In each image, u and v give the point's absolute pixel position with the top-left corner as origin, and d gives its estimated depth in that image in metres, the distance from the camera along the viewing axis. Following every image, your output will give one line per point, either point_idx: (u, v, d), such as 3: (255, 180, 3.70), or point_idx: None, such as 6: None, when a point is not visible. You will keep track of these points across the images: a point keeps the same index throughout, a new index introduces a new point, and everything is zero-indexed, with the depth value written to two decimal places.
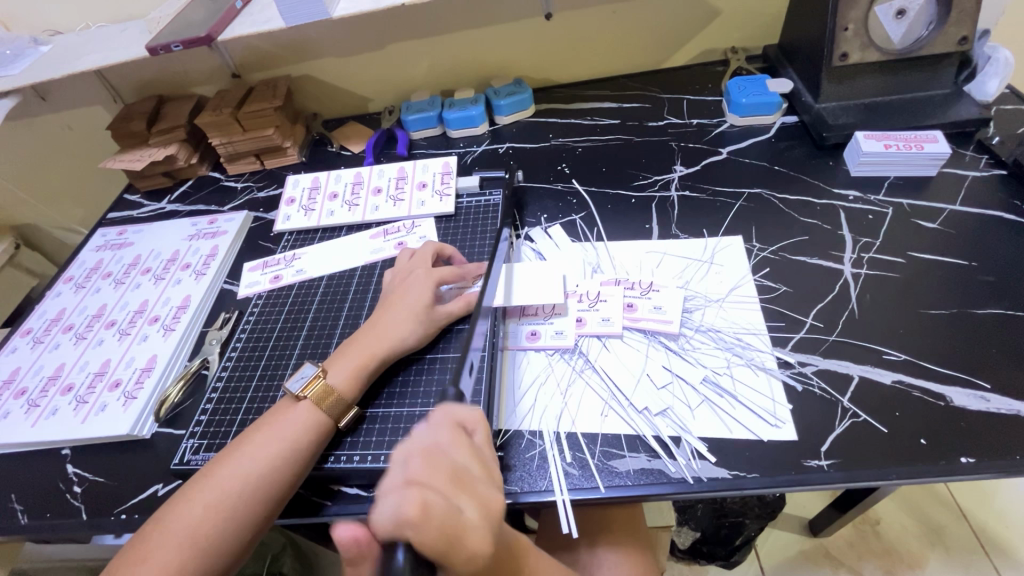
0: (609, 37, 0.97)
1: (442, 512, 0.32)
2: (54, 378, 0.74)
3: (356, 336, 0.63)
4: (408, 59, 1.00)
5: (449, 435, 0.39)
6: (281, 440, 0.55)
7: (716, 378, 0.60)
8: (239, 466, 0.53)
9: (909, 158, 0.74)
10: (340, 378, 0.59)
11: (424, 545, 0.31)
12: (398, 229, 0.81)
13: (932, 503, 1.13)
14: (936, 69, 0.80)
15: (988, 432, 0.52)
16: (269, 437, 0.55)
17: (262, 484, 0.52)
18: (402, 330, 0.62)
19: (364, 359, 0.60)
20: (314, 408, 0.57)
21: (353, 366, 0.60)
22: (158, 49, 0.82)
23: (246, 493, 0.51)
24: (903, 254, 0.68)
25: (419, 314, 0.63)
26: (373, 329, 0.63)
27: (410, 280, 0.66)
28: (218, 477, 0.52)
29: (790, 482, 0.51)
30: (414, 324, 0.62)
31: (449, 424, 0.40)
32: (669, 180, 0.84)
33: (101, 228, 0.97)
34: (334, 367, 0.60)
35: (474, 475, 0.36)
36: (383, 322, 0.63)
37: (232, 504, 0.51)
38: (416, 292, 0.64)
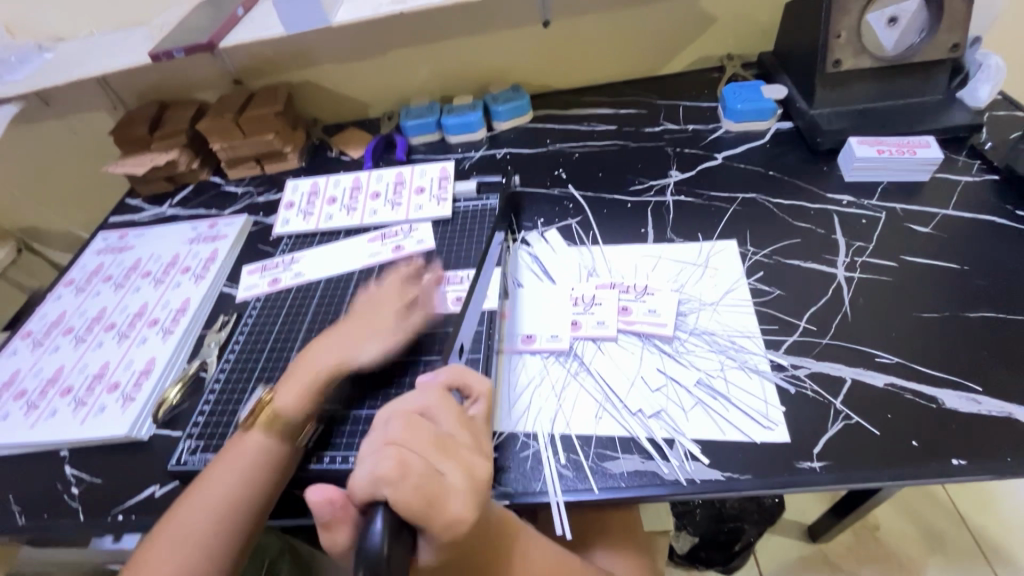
0: (606, 44, 0.99)
1: (422, 473, 0.33)
2: (54, 380, 0.74)
3: (301, 359, 0.62)
4: (407, 65, 1.01)
5: (437, 403, 0.40)
6: (243, 469, 0.55)
7: (709, 381, 0.60)
8: (207, 500, 0.53)
9: (902, 163, 0.75)
10: (288, 399, 0.58)
11: (400, 500, 0.32)
12: (396, 233, 0.82)
13: (932, 509, 1.13)
14: (928, 75, 0.81)
15: (979, 434, 0.52)
16: (229, 471, 0.55)
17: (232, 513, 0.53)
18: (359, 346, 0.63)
19: (308, 379, 0.60)
20: (265, 432, 0.57)
21: (299, 388, 0.59)
22: (160, 56, 0.83)
23: (220, 520, 0.52)
24: (896, 258, 0.68)
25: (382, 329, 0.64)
26: (319, 349, 0.63)
27: (366, 304, 0.67)
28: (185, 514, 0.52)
29: (783, 484, 0.51)
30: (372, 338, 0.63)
31: (439, 394, 0.42)
32: (664, 185, 0.84)
33: (102, 231, 0.98)
34: (281, 390, 0.60)
35: (460, 447, 0.37)
36: (335, 339, 0.63)
37: (196, 541, 0.51)
38: (378, 310, 0.66)
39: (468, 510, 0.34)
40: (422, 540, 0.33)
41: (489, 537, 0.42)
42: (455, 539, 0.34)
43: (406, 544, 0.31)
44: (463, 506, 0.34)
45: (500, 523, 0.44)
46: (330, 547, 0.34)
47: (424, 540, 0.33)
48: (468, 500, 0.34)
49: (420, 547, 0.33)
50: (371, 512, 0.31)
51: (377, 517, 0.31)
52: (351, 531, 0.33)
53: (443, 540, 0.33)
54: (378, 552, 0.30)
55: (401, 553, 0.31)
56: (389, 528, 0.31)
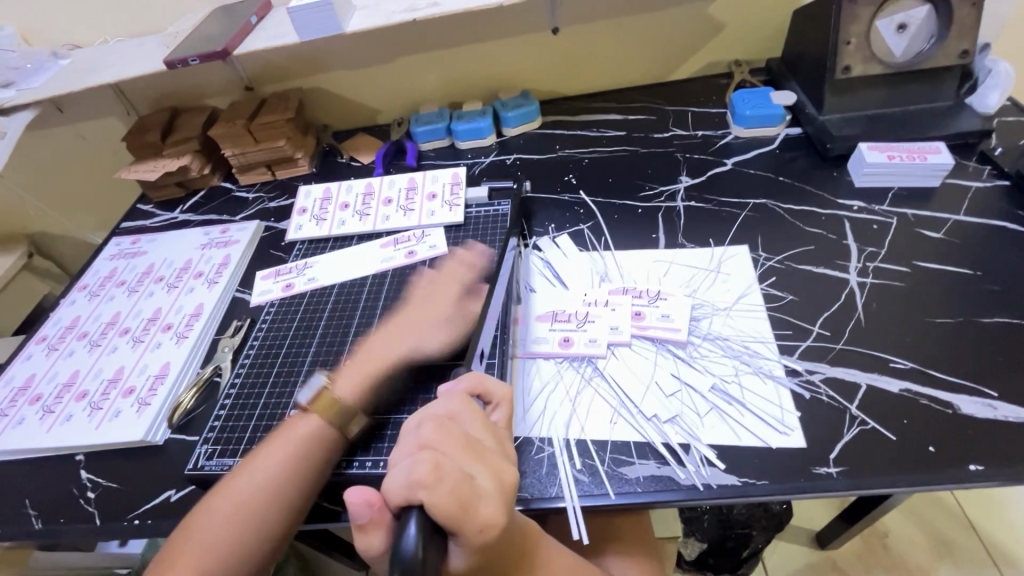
0: (615, 51, 0.99)
1: (454, 477, 0.34)
2: (69, 385, 0.75)
3: (363, 354, 0.65)
4: (417, 72, 1.02)
5: (461, 407, 0.41)
6: (292, 450, 0.55)
7: (724, 386, 0.60)
8: (251, 482, 0.53)
9: (912, 169, 0.75)
10: (345, 388, 0.61)
11: (435, 504, 0.32)
12: (408, 239, 0.82)
13: (941, 516, 1.12)
14: (937, 82, 0.81)
15: (995, 440, 0.52)
16: (276, 452, 0.56)
17: (277, 499, 0.53)
18: (423, 338, 0.66)
19: (368, 371, 0.63)
20: (319, 418, 0.58)
21: (358, 377, 0.62)
22: (175, 63, 0.84)
23: (265, 501, 0.53)
24: (908, 264, 0.68)
25: (439, 322, 0.67)
26: (381, 344, 0.66)
27: (431, 294, 0.70)
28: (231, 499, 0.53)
29: (799, 490, 0.51)
30: (434, 328, 0.66)
31: (462, 399, 0.42)
32: (675, 191, 0.85)
33: (115, 237, 0.99)
34: (341, 379, 0.62)
35: (489, 452, 0.37)
36: (401, 334, 0.67)
37: (251, 515, 0.52)
38: (431, 299, 0.69)
39: (498, 513, 0.34)
40: (454, 544, 0.34)
41: (517, 542, 0.42)
42: (487, 542, 0.34)
43: (439, 548, 0.32)
44: (493, 511, 0.34)
45: (524, 531, 0.44)
46: (363, 550, 0.34)
47: (455, 543, 0.33)
48: (498, 504, 0.34)
49: (452, 551, 0.34)
50: (405, 516, 0.32)
51: (410, 521, 0.31)
52: (386, 535, 0.33)
53: (474, 544, 0.34)
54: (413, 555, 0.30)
55: (434, 555, 0.31)
56: (424, 532, 0.31)
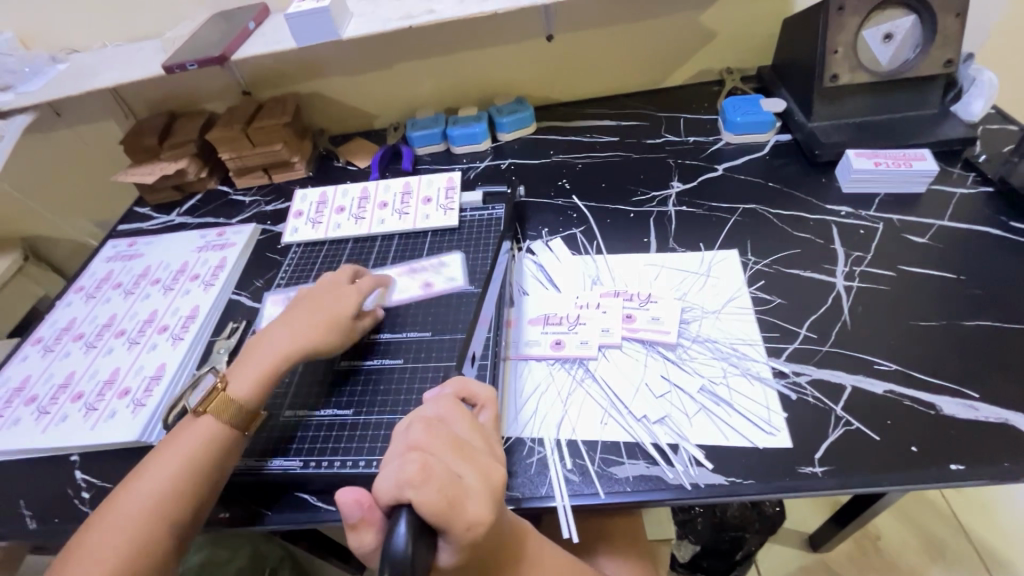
0: (608, 58, 1.01)
1: (443, 477, 0.34)
2: (64, 386, 0.75)
3: (254, 348, 0.65)
4: (413, 78, 1.03)
5: (450, 411, 0.42)
6: (189, 450, 0.57)
7: (712, 387, 0.61)
8: (153, 479, 0.55)
9: (899, 175, 0.77)
10: (242, 387, 0.61)
11: (423, 503, 0.32)
12: (425, 268, 0.78)
13: (931, 518, 1.13)
14: (922, 90, 0.83)
15: (976, 440, 0.53)
16: (173, 449, 0.57)
17: (173, 495, 0.55)
18: (309, 336, 0.64)
19: (268, 368, 0.62)
20: (217, 418, 0.59)
21: (255, 375, 0.62)
22: (173, 68, 0.85)
23: (166, 496, 0.54)
24: (894, 268, 0.70)
25: (338, 326, 0.66)
26: (274, 338, 0.65)
27: (331, 292, 0.69)
28: (131, 494, 0.54)
29: (785, 489, 0.52)
30: (324, 331, 0.65)
31: (450, 402, 0.44)
32: (666, 196, 0.86)
33: (112, 239, 0.99)
34: (235, 378, 0.62)
35: (476, 452, 0.38)
36: (287, 330, 0.65)
37: (153, 507, 0.54)
38: (341, 304, 0.67)
39: (486, 512, 0.35)
40: (444, 542, 0.34)
41: (506, 540, 0.43)
42: (477, 540, 0.34)
43: (429, 546, 0.32)
44: (482, 509, 0.34)
45: (514, 529, 0.45)
46: (356, 548, 0.35)
47: (445, 541, 0.34)
48: (486, 502, 0.35)
49: (442, 549, 0.34)
50: (396, 515, 0.32)
51: (401, 519, 0.32)
52: (378, 533, 0.34)
53: (464, 542, 0.34)
54: (404, 553, 0.30)
55: (423, 552, 0.32)
56: (414, 530, 0.31)
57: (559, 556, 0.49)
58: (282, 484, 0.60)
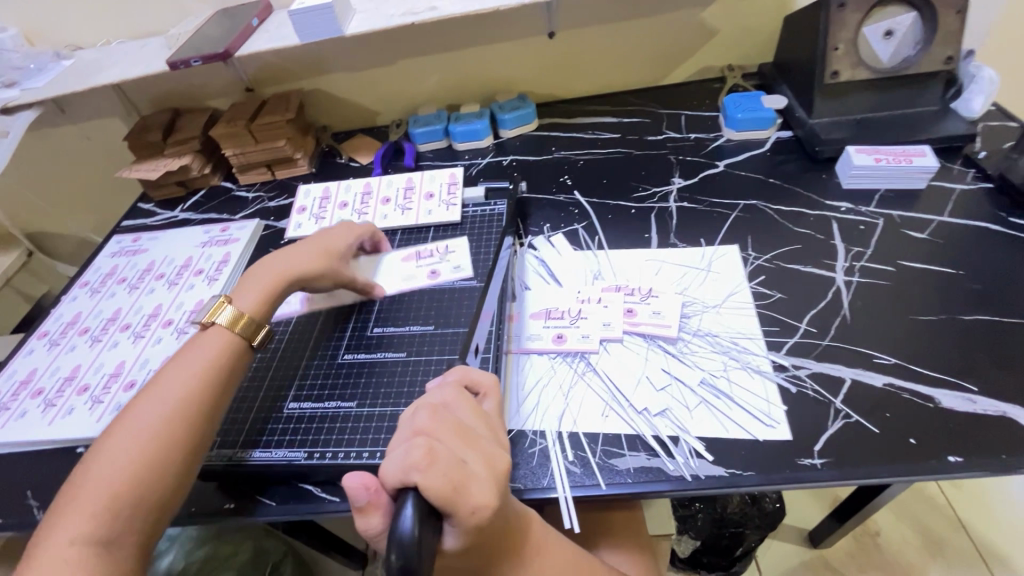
0: (610, 55, 1.01)
1: (448, 462, 0.35)
2: (70, 379, 0.76)
3: (258, 267, 0.69)
4: (415, 75, 1.04)
5: (454, 398, 0.42)
6: (200, 362, 0.58)
7: (713, 380, 0.62)
8: (165, 391, 0.55)
9: (899, 171, 0.77)
10: (249, 302, 0.65)
11: (429, 487, 0.33)
12: (430, 254, 0.80)
13: (931, 514, 1.14)
14: (923, 87, 0.84)
15: (974, 432, 0.54)
16: (186, 362, 0.58)
17: (190, 403, 0.55)
18: (309, 258, 0.70)
19: (272, 284, 0.67)
20: (226, 330, 0.61)
21: (261, 291, 0.66)
22: (178, 64, 0.86)
23: (186, 401, 0.55)
24: (893, 263, 0.70)
25: (334, 253, 0.72)
26: (279, 259, 0.69)
27: (327, 230, 0.75)
28: (144, 407, 0.54)
29: (784, 480, 0.53)
30: (322, 256, 0.71)
31: (454, 389, 0.44)
32: (668, 192, 0.86)
33: (116, 235, 1.00)
34: (241, 294, 0.65)
35: (480, 438, 0.39)
36: (289, 253, 0.70)
37: (173, 411, 0.54)
38: (336, 236, 0.74)
39: (490, 496, 0.35)
40: (449, 525, 0.35)
41: (511, 527, 0.44)
42: (480, 524, 0.35)
43: (434, 530, 0.33)
44: (486, 495, 0.35)
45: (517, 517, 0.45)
46: (363, 532, 0.35)
47: (450, 525, 0.35)
48: (490, 488, 0.36)
49: (447, 532, 0.35)
50: (402, 498, 0.33)
51: (407, 502, 0.32)
52: (385, 518, 0.34)
53: (468, 526, 0.35)
54: (411, 535, 0.31)
55: (429, 535, 0.32)
56: (421, 513, 0.32)
57: (563, 546, 0.49)
58: (286, 476, 0.61)
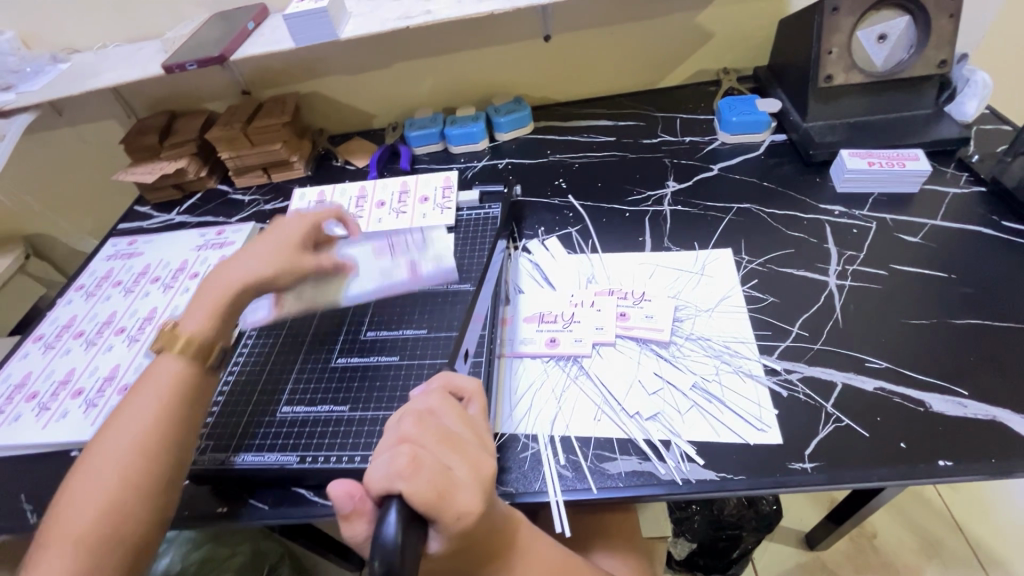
0: (605, 59, 1.02)
1: (433, 469, 0.35)
2: (64, 382, 0.76)
3: (205, 284, 0.64)
4: (411, 78, 1.04)
5: (440, 404, 0.42)
6: (159, 390, 0.56)
7: (704, 384, 0.62)
8: (127, 423, 0.54)
9: (893, 175, 0.77)
10: (195, 320, 0.60)
11: (413, 495, 0.33)
12: (407, 247, 0.78)
13: (927, 516, 1.14)
14: (917, 90, 0.84)
15: (964, 436, 0.54)
16: (158, 383, 0.57)
17: (150, 434, 0.53)
18: (256, 264, 0.64)
19: (218, 300, 0.62)
20: (177, 358, 0.58)
21: (207, 308, 0.61)
22: (173, 68, 0.86)
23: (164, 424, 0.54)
24: (886, 267, 0.70)
25: (284, 251, 0.65)
26: (226, 270, 0.64)
27: (279, 225, 0.69)
28: (105, 442, 0.53)
29: (775, 485, 0.53)
30: (269, 258, 0.64)
31: (441, 395, 0.44)
32: (662, 195, 0.87)
33: (112, 238, 1.00)
34: (188, 314, 0.61)
35: (466, 444, 0.39)
36: (235, 263, 0.64)
37: (149, 435, 0.53)
38: (285, 232, 0.67)
39: (475, 502, 0.35)
40: (434, 531, 0.35)
41: (499, 530, 0.44)
42: (465, 530, 0.35)
43: (419, 536, 0.33)
44: (471, 500, 0.35)
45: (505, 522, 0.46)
46: (349, 538, 0.36)
47: (436, 531, 0.35)
48: (476, 494, 0.36)
49: (433, 537, 0.35)
50: (386, 505, 0.33)
51: (391, 508, 0.32)
52: (370, 524, 0.35)
53: (454, 531, 0.35)
54: (394, 542, 0.31)
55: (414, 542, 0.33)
56: (405, 519, 0.32)
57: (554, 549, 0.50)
58: (278, 480, 0.61)
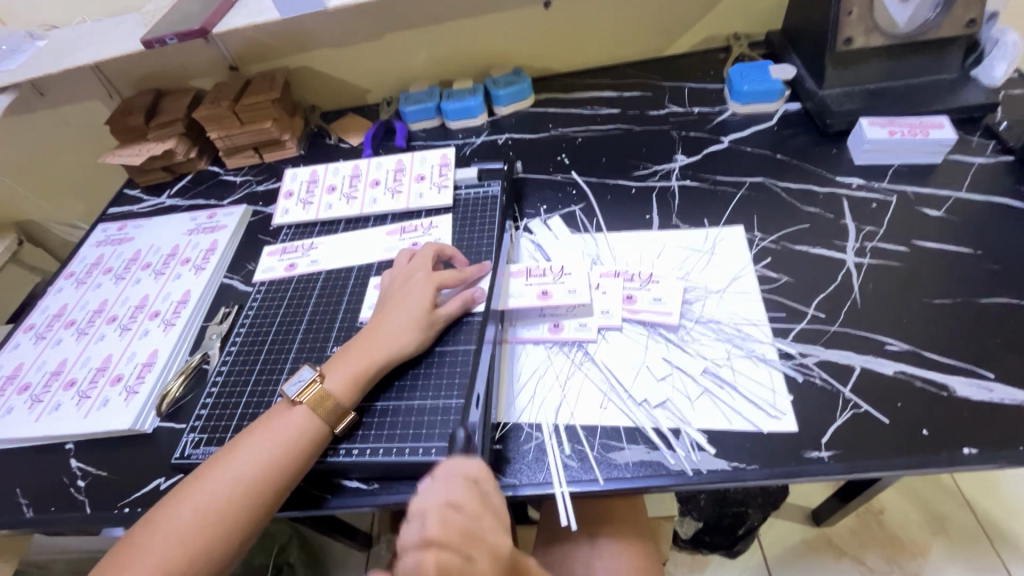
0: (608, 25, 0.96)
1: (457, 566, 0.36)
2: (57, 373, 0.74)
3: (354, 342, 0.62)
4: (405, 50, 0.99)
5: (463, 497, 0.42)
6: (274, 442, 0.55)
7: (715, 369, 0.59)
8: (233, 468, 0.54)
9: (913, 145, 0.73)
10: (337, 384, 0.59)
11: None
12: (415, 228, 0.79)
13: (935, 492, 1.13)
14: (943, 52, 0.78)
15: (990, 423, 0.51)
16: (254, 448, 0.55)
17: (253, 489, 0.53)
18: (401, 338, 0.62)
19: (362, 366, 0.60)
20: (310, 414, 0.57)
21: (350, 373, 0.60)
22: (152, 43, 0.81)
23: (240, 499, 0.52)
24: (907, 243, 0.67)
25: (422, 321, 0.62)
26: (372, 335, 0.62)
27: (410, 284, 0.66)
28: (209, 483, 0.53)
29: (789, 474, 0.51)
30: (414, 332, 0.62)
31: (461, 485, 0.44)
32: (670, 169, 0.83)
33: (102, 223, 0.97)
34: (331, 372, 0.60)
35: (486, 534, 0.40)
36: (381, 329, 0.62)
37: (220, 509, 0.51)
38: (417, 297, 0.64)
39: None
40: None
41: None
42: None
43: None
44: None
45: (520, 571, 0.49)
46: None
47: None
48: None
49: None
50: None
51: None
52: None
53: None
54: None
55: None
56: None
57: None
58: None
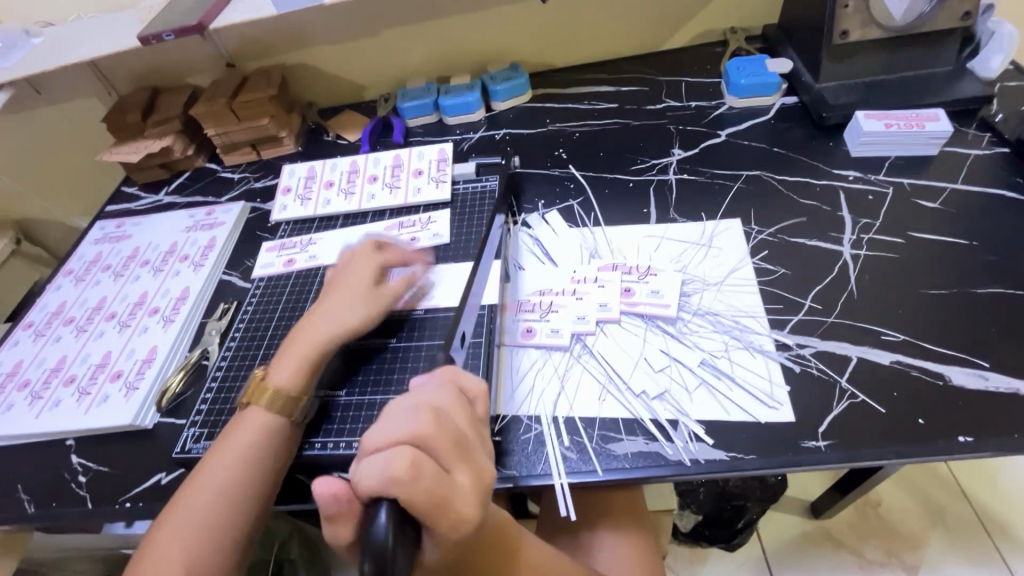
0: (605, 20, 0.96)
1: (433, 475, 0.33)
2: (57, 370, 0.74)
3: (292, 335, 0.62)
4: (402, 46, 0.99)
5: (450, 403, 0.40)
6: (246, 440, 0.56)
7: (713, 361, 0.60)
8: (209, 483, 0.53)
9: (910, 137, 0.73)
10: (282, 374, 0.59)
11: (411, 502, 0.31)
12: (413, 224, 0.79)
13: (932, 484, 1.13)
14: (939, 44, 0.78)
15: (986, 411, 0.52)
16: (224, 456, 0.55)
17: (235, 494, 0.53)
18: (341, 319, 0.62)
19: (302, 352, 0.60)
20: (264, 410, 0.57)
21: (293, 361, 0.60)
22: (149, 39, 0.81)
23: (223, 505, 0.52)
24: (904, 235, 0.67)
25: (359, 300, 0.63)
26: (310, 324, 0.62)
27: (343, 274, 0.66)
28: (191, 499, 0.53)
29: (786, 464, 0.51)
30: (355, 311, 0.62)
31: (451, 393, 0.40)
32: (667, 163, 0.83)
33: (100, 221, 0.97)
34: (275, 368, 0.60)
35: (474, 449, 0.37)
36: (319, 316, 0.63)
37: (209, 519, 0.51)
38: (353, 281, 0.65)
39: (472, 512, 0.34)
40: (428, 537, 0.34)
41: (491, 532, 0.43)
42: (458, 538, 0.34)
43: (408, 540, 0.31)
44: (468, 509, 0.34)
45: (500, 524, 0.46)
46: (329, 538, 0.33)
47: (430, 537, 0.33)
48: (473, 502, 0.34)
49: (426, 544, 0.34)
50: (377, 503, 0.31)
51: (382, 509, 0.31)
52: (355, 527, 0.32)
53: (449, 539, 0.34)
54: (385, 543, 0.30)
55: (404, 547, 0.31)
56: (395, 521, 0.31)
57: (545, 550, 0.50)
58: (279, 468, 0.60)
